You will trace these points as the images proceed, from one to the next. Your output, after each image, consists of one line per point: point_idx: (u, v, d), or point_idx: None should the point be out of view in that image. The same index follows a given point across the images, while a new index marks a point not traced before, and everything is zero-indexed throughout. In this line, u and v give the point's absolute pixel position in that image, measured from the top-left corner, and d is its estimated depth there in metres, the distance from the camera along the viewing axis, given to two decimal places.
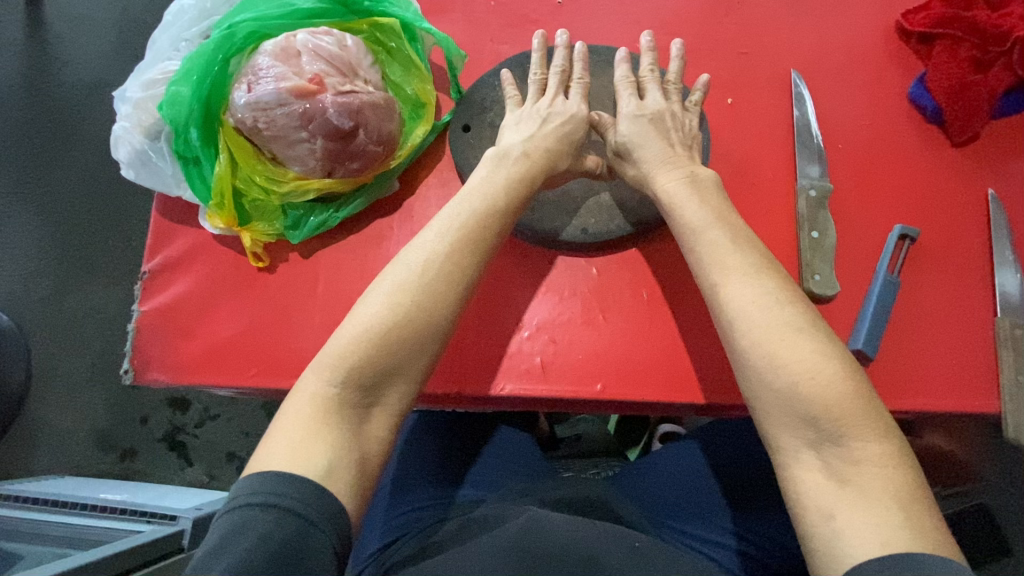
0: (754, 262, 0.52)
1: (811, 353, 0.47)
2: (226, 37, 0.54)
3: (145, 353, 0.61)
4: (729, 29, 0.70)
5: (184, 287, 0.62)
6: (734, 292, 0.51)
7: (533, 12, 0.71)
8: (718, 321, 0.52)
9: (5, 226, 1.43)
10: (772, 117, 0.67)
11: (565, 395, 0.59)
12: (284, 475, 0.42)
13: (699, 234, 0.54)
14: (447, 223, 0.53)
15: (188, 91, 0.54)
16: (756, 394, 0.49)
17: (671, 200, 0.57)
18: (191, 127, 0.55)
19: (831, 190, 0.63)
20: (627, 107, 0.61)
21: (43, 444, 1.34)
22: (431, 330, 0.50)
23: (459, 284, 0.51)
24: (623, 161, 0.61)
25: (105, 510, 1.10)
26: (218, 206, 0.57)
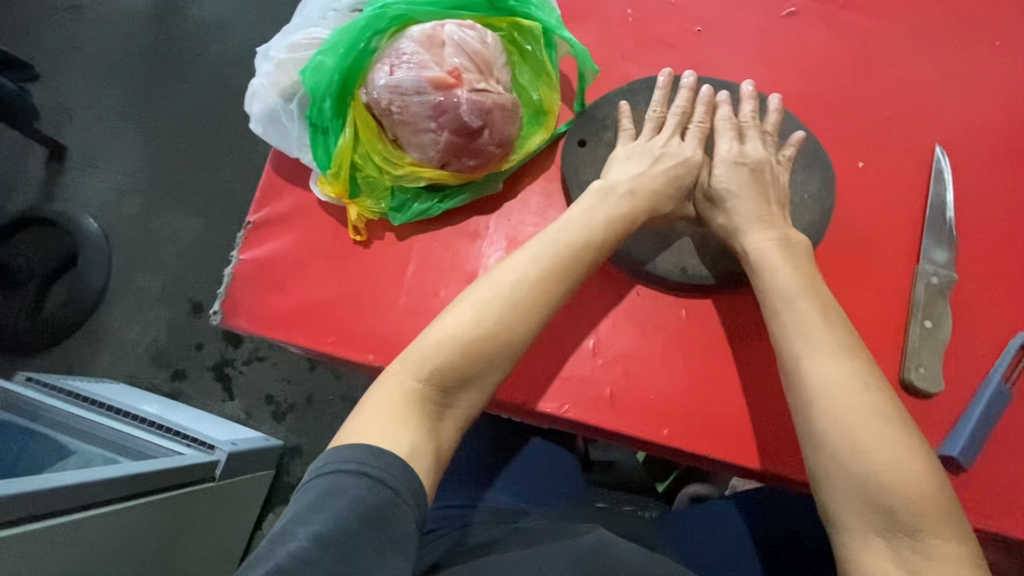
0: (845, 341, 0.49)
1: (896, 442, 0.45)
2: (376, 17, 0.56)
3: (235, 299, 0.64)
4: (872, 89, 0.67)
5: (283, 243, 0.65)
6: (821, 368, 0.48)
7: (670, 36, 0.69)
8: (795, 396, 0.49)
9: (112, 141, 1.53)
10: (903, 190, 0.63)
11: (629, 433, 0.58)
12: (374, 448, 0.44)
13: (789, 302, 0.52)
14: (546, 245, 0.53)
15: (332, 62, 0.56)
16: (827, 476, 0.46)
17: (765, 259, 0.54)
18: (327, 98, 0.56)
19: (955, 281, 0.59)
20: (726, 153, 0.59)
21: (104, 349, 1.42)
22: (511, 347, 0.50)
23: (541, 309, 0.51)
24: (714, 208, 0.59)
25: (150, 425, 1.17)
26: (334, 177, 0.59)
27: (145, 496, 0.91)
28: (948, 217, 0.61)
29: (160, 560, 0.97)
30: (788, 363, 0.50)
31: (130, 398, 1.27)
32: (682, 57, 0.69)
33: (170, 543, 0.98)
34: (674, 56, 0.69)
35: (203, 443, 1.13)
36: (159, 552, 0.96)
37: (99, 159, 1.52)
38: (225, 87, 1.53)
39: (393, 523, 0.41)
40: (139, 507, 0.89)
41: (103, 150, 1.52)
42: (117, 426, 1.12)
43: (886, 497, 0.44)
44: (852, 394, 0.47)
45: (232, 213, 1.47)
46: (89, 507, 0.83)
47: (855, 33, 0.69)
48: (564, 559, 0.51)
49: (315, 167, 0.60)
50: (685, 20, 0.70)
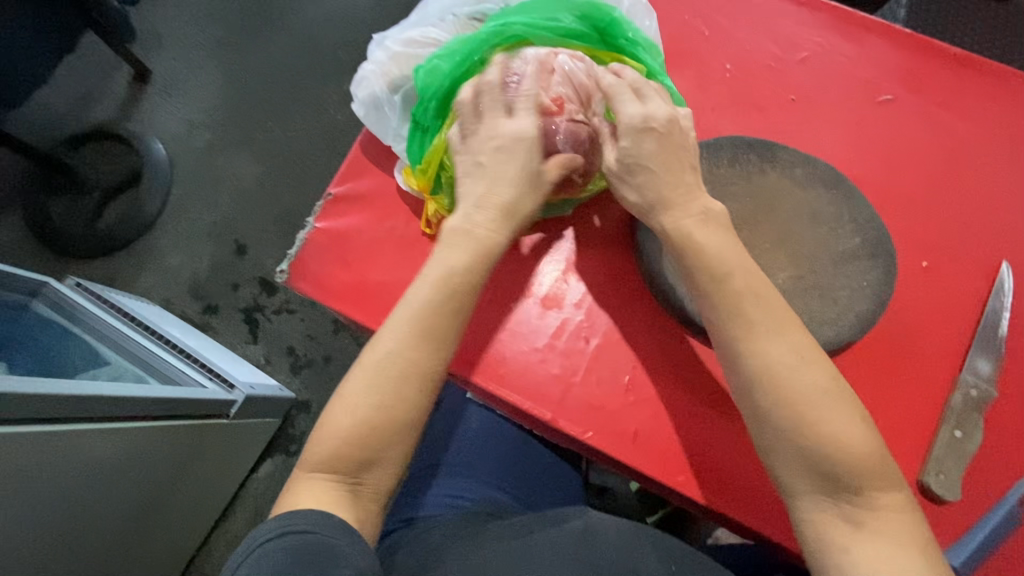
0: (781, 316, 0.50)
1: (835, 408, 0.47)
2: (496, 34, 0.59)
3: (302, 263, 0.67)
4: (951, 191, 0.67)
5: (356, 220, 0.68)
6: (764, 349, 0.48)
7: (762, 100, 0.71)
8: (739, 378, 0.50)
9: (195, 75, 1.59)
10: (961, 296, 0.64)
11: (645, 472, 0.60)
12: (288, 516, 0.44)
13: (722, 282, 0.51)
14: (404, 321, 0.50)
15: (446, 67, 0.59)
16: (779, 453, 0.48)
17: (688, 239, 0.52)
18: (434, 99, 0.60)
19: (993, 399, 0.60)
20: (627, 119, 0.54)
21: (148, 270, 1.48)
22: (406, 401, 0.48)
23: (488, 263, 0.53)
24: (620, 185, 0.56)
25: (180, 352, 1.22)
26: (421, 172, 0.62)
27: (167, 419, 0.96)
28: (1000, 333, 0.61)
29: (163, 481, 1.02)
30: (732, 350, 0.50)
31: (165, 322, 1.33)
32: (769, 122, 0.70)
33: (175, 467, 1.03)
34: (763, 121, 0.71)
35: (224, 380, 1.19)
36: (164, 473, 1.01)
37: (181, 89, 1.59)
38: (313, 47, 1.58)
39: (330, 549, 0.42)
40: (159, 429, 0.94)
41: (186, 81, 1.59)
42: (151, 346, 1.18)
43: (834, 464, 0.46)
44: (798, 364, 0.48)
45: (293, 168, 1.53)
46: (119, 419, 0.88)
47: (945, 134, 0.69)
48: (549, 545, 0.54)
49: (406, 158, 0.63)
50: (781, 89, 0.72)
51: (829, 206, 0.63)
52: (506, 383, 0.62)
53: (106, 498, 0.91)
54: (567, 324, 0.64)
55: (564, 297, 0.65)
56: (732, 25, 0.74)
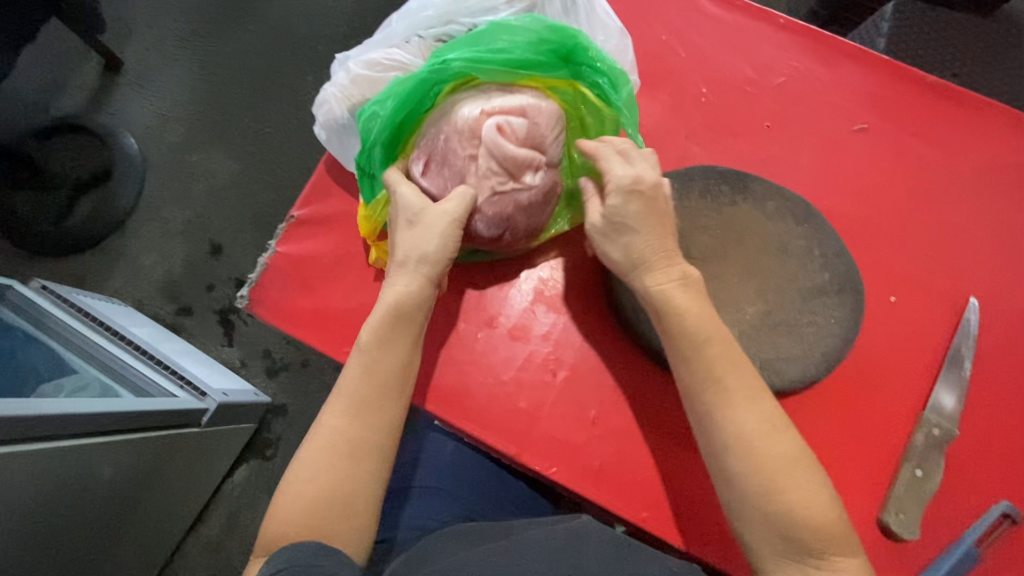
0: (752, 386, 0.49)
1: (804, 480, 0.47)
2: (437, 71, 0.56)
3: (264, 288, 0.65)
4: (922, 223, 0.67)
5: (319, 245, 0.66)
6: (734, 417, 0.48)
7: (737, 125, 0.70)
8: (710, 444, 0.50)
9: (167, 66, 1.53)
10: (926, 332, 0.64)
11: (610, 509, 0.59)
12: (282, 548, 0.45)
13: (699, 348, 0.50)
14: (349, 395, 0.51)
15: (385, 112, 0.58)
16: (747, 523, 0.48)
17: (670, 301, 0.52)
18: (377, 146, 0.59)
19: (955, 437, 0.60)
20: (615, 179, 0.53)
21: (120, 269, 1.43)
22: (358, 473, 0.49)
23: (413, 317, 0.53)
24: (606, 242, 0.55)
25: (145, 356, 1.14)
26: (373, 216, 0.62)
27: (131, 433, 0.93)
28: (964, 368, 0.61)
29: (131, 495, 0.99)
30: (705, 413, 0.50)
31: (128, 322, 1.24)
32: (744, 148, 0.69)
33: (142, 480, 1.00)
34: (738, 148, 0.69)
35: (196, 388, 1.14)
36: (130, 487, 0.98)
37: (151, 81, 1.53)
38: (290, 40, 1.53)
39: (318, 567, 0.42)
40: (123, 443, 0.91)
41: (157, 73, 1.53)
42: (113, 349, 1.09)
43: (801, 533, 0.46)
44: (765, 440, 0.47)
45: (269, 165, 1.48)
46: (79, 436, 0.84)
47: (918, 164, 0.69)
48: (537, 545, 0.52)
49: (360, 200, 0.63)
50: (757, 114, 0.70)
51: (799, 240, 0.63)
52: (471, 416, 0.61)
53: (69, 517, 0.87)
54: (534, 355, 0.63)
55: (531, 329, 0.64)
56: (709, 47, 0.72)
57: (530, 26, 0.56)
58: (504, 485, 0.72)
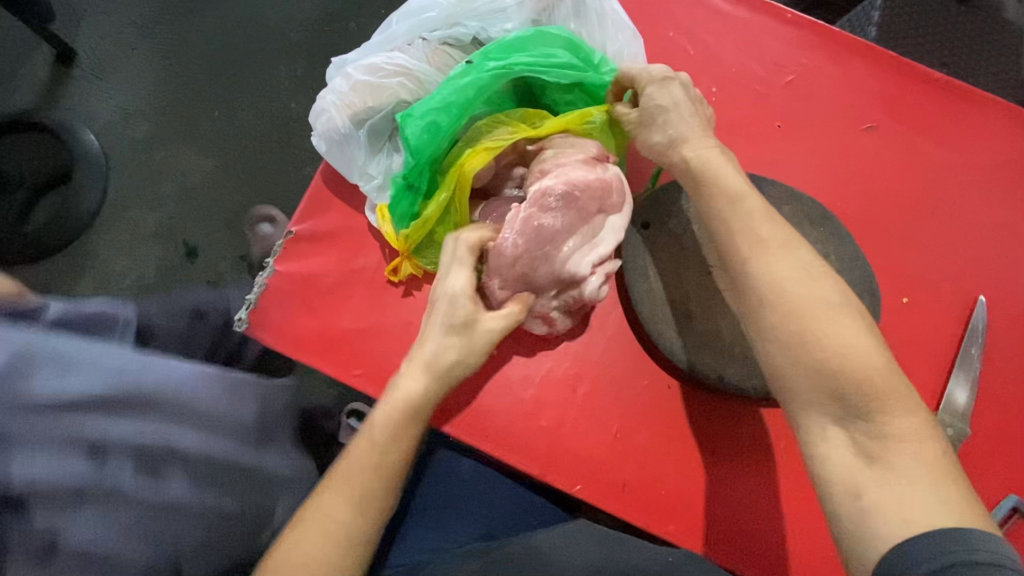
0: (785, 233, 0.47)
1: (850, 329, 0.43)
2: (498, 76, 0.54)
3: (263, 311, 0.61)
4: (930, 222, 0.67)
5: (322, 263, 0.62)
6: (769, 265, 0.45)
7: (748, 126, 0.69)
8: (749, 306, 0.46)
9: (126, 57, 1.43)
10: (936, 332, 0.65)
11: (635, 522, 0.59)
12: None
13: (735, 202, 0.48)
14: (336, 493, 0.47)
15: (443, 119, 0.53)
16: (789, 382, 0.44)
17: (709, 163, 0.50)
18: (430, 153, 0.54)
19: (967, 436, 0.60)
20: (656, 72, 0.54)
21: (88, 277, 1.33)
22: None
23: (417, 414, 0.51)
24: (647, 128, 0.53)
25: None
26: (404, 233, 0.57)
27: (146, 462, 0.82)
28: (976, 367, 0.62)
29: None
30: (740, 269, 0.47)
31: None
32: (756, 149, 0.68)
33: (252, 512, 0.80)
34: (751, 149, 0.68)
35: None
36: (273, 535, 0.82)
37: (110, 72, 1.42)
38: (260, 27, 1.44)
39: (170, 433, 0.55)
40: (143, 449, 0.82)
41: (116, 65, 1.42)
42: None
43: (844, 382, 0.42)
44: (802, 284, 0.44)
45: (243, 161, 1.39)
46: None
47: (925, 163, 0.69)
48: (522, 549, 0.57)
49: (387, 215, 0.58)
50: (768, 114, 0.69)
51: (815, 244, 0.62)
52: (490, 437, 0.60)
53: None
54: (553, 371, 0.61)
55: (549, 344, 0.62)
56: (718, 44, 0.70)
57: (566, 35, 0.56)
58: (525, 502, 0.70)
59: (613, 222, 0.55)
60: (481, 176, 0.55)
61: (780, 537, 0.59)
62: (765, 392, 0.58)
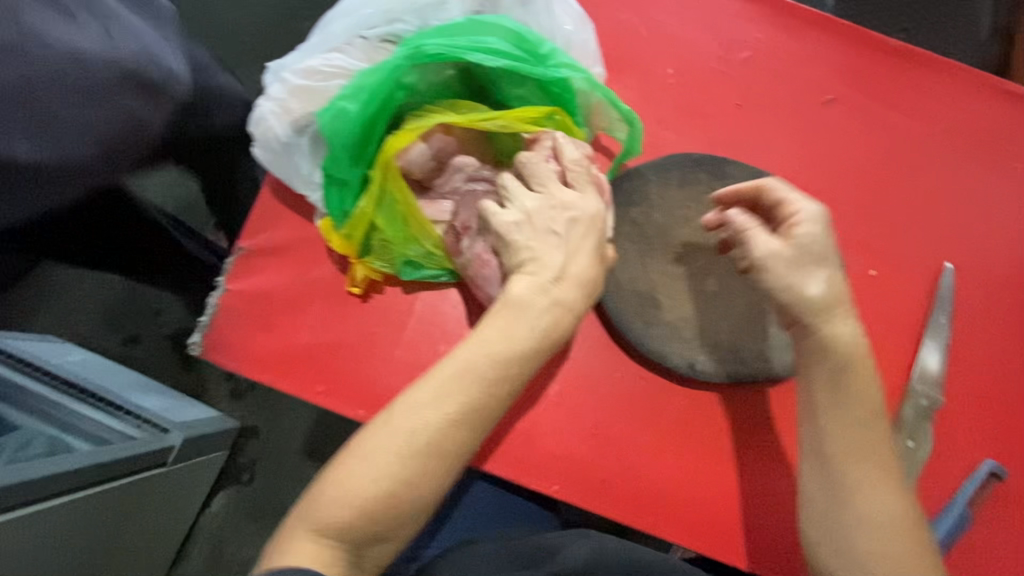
0: (902, 478, 0.51)
1: (917, 564, 0.48)
2: (410, 58, 0.51)
3: (218, 333, 0.59)
4: (896, 193, 0.67)
5: (277, 278, 0.60)
6: (879, 493, 0.49)
7: (709, 107, 0.67)
8: (840, 499, 0.50)
9: None
10: (907, 303, 0.64)
11: (616, 519, 0.58)
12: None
13: (865, 429, 0.51)
14: (410, 452, 0.44)
15: (354, 108, 0.51)
16: (832, 567, 0.50)
17: (842, 361, 0.52)
18: (348, 145, 0.52)
19: (941, 404, 0.61)
20: (810, 215, 0.54)
21: (49, 304, 1.21)
22: (398, 528, 0.45)
23: (513, 383, 0.47)
24: (794, 267, 0.54)
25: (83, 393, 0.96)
26: (346, 234, 0.56)
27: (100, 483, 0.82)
28: (945, 336, 0.62)
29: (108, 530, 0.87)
30: (850, 475, 0.50)
31: (59, 357, 1.06)
32: (718, 130, 0.67)
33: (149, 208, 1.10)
34: (712, 131, 0.67)
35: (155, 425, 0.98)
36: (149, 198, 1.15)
37: None
38: None
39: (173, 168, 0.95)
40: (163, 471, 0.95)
41: None
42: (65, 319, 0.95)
43: None
44: (910, 521, 0.49)
45: None
46: (53, 496, 0.76)
47: (888, 133, 0.68)
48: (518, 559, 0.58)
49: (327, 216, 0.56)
50: (729, 93, 0.68)
51: None
52: None
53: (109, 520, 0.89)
54: None
55: None
56: (675, 24, 0.68)
57: (506, 22, 0.53)
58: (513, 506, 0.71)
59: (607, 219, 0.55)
60: (407, 159, 0.52)
61: (759, 521, 0.58)
62: (735, 377, 0.58)
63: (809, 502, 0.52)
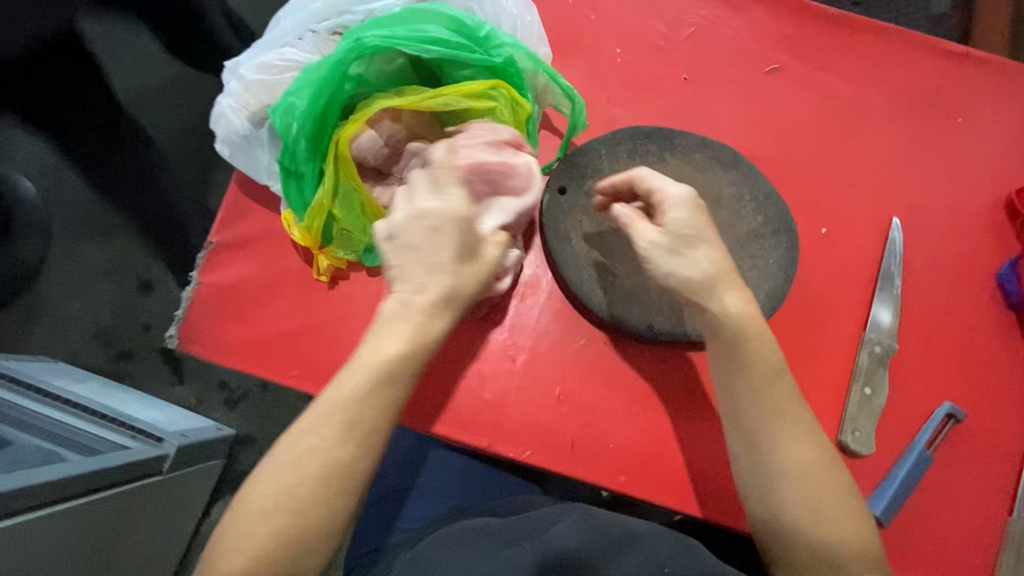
0: (813, 424, 0.51)
1: (854, 511, 0.49)
2: (351, 51, 0.52)
3: (193, 325, 0.61)
4: (843, 154, 0.69)
5: (247, 269, 0.62)
6: (798, 451, 0.50)
7: (657, 82, 0.70)
8: (764, 467, 0.50)
9: None
10: (859, 258, 0.66)
11: (587, 479, 0.61)
12: None
13: (775, 380, 0.51)
14: (304, 453, 0.43)
15: (301, 103, 0.53)
16: (787, 541, 0.49)
17: (742, 329, 0.51)
18: (301, 139, 0.54)
19: (895, 351, 0.63)
20: (679, 193, 0.53)
21: (42, 324, 1.21)
22: (304, 559, 0.43)
23: (406, 369, 0.46)
24: (676, 253, 0.52)
25: (78, 408, 0.98)
26: (307, 227, 0.58)
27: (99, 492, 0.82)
28: (896, 287, 0.65)
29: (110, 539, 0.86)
30: (768, 443, 0.50)
31: (53, 377, 1.07)
32: (667, 104, 0.69)
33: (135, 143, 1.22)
34: (661, 104, 0.69)
35: (151, 435, 0.99)
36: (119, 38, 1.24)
37: None
38: None
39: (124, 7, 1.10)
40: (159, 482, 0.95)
41: None
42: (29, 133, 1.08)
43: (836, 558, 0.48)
44: (834, 469, 0.50)
45: None
46: (56, 504, 0.76)
47: (831, 97, 0.71)
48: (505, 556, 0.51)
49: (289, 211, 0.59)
50: (675, 68, 0.70)
51: (730, 186, 0.64)
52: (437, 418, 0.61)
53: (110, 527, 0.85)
54: (491, 344, 0.62)
55: (486, 318, 0.63)
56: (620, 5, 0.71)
57: (446, 10, 0.55)
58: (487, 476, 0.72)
59: (513, 207, 0.52)
60: (359, 148, 0.55)
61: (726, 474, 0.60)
62: (695, 338, 0.60)
63: (745, 478, 0.52)
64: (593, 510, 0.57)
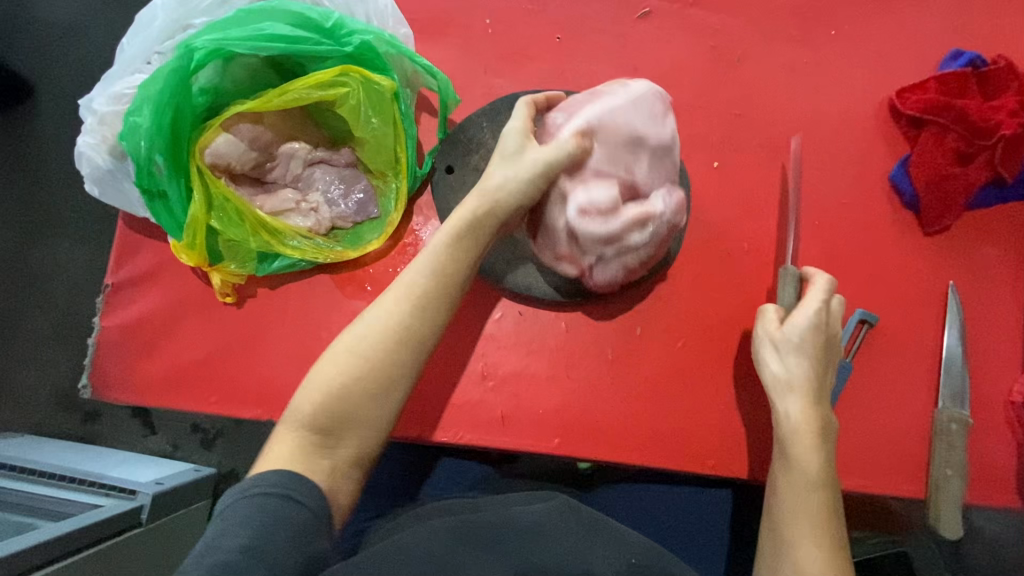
0: (838, 541, 0.54)
1: None
2: (186, 59, 0.52)
3: (105, 369, 0.61)
4: (726, 86, 0.70)
5: (149, 304, 0.61)
6: (810, 557, 0.52)
7: (531, 47, 0.69)
8: (775, 554, 0.54)
9: None
10: (755, 185, 0.67)
11: (524, 448, 0.61)
12: (292, 473, 0.46)
13: (808, 493, 0.55)
14: (403, 291, 0.52)
15: (146, 121, 0.53)
16: None
17: (798, 438, 0.56)
18: (157, 156, 0.54)
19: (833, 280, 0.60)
20: (805, 311, 0.57)
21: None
22: (396, 390, 0.51)
23: (478, 233, 0.55)
24: (769, 357, 0.58)
25: (51, 477, 0.93)
26: (189, 247, 0.57)
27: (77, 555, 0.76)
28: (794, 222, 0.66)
29: None
30: (785, 540, 0.54)
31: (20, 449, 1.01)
32: (545, 67, 0.69)
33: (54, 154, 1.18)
34: (540, 68, 0.69)
35: (124, 489, 0.91)
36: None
37: None
38: None
39: None
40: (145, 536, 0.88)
41: None
42: None
43: None
44: None
45: None
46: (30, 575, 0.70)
47: (706, 30, 0.71)
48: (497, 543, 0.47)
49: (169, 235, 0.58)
50: (548, 28, 0.70)
51: None
52: None
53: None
54: None
55: None
56: None
57: (284, 7, 0.55)
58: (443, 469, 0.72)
59: (612, 108, 0.55)
60: (216, 151, 0.55)
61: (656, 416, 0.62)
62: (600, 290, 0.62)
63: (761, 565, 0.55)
64: (586, 506, 0.53)
